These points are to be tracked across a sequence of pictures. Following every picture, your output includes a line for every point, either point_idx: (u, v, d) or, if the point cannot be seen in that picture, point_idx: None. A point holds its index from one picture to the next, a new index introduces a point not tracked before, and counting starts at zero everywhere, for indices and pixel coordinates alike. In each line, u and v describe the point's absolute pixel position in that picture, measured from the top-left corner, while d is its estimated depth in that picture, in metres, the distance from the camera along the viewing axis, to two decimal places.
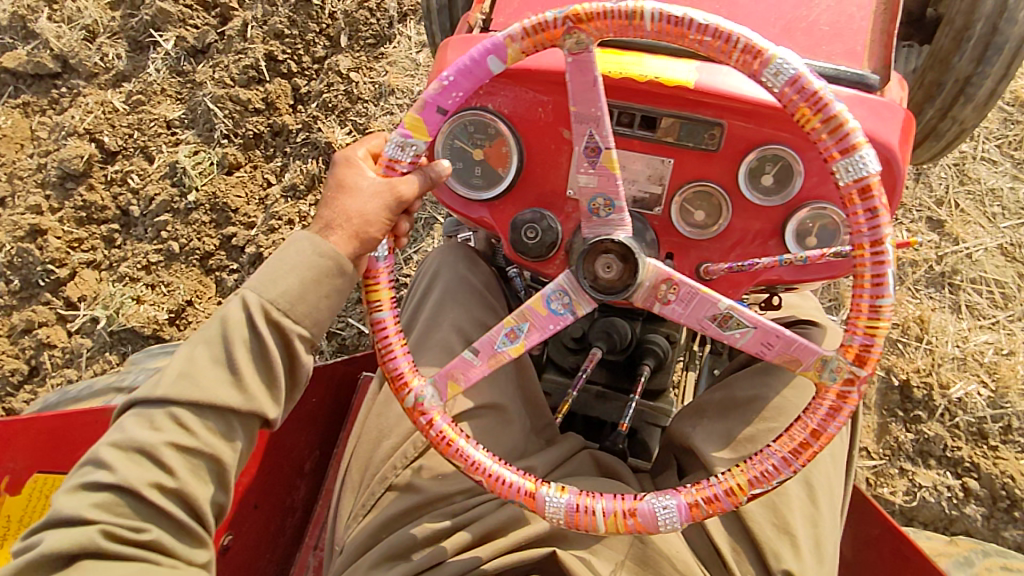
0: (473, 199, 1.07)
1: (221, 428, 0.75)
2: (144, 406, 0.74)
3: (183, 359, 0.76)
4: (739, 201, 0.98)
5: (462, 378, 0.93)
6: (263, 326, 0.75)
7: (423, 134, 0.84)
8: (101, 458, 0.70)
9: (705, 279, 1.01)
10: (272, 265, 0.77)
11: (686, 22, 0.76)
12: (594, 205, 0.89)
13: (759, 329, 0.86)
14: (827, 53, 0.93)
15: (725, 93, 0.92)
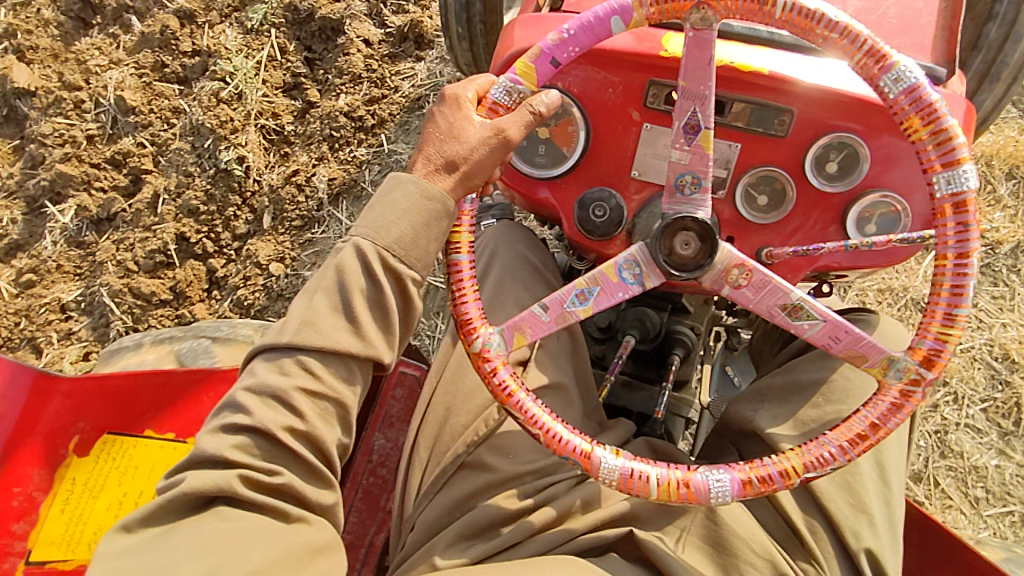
0: (537, 177, 1.08)
1: (343, 372, 0.86)
2: (271, 352, 0.86)
3: (304, 308, 0.86)
4: (802, 186, 1.00)
5: (530, 331, 0.93)
6: (379, 271, 0.84)
7: (531, 82, 0.89)
8: (241, 402, 0.83)
9: (766, 262, 1.03)
10: (381, 210, 0.85)
11: (807, 7, 0.80)
12: (679, 182, 0.90)
13: (829, 323, 0.88)
14: (896, 46, 0.97)
15: (800, 80, 0.95)
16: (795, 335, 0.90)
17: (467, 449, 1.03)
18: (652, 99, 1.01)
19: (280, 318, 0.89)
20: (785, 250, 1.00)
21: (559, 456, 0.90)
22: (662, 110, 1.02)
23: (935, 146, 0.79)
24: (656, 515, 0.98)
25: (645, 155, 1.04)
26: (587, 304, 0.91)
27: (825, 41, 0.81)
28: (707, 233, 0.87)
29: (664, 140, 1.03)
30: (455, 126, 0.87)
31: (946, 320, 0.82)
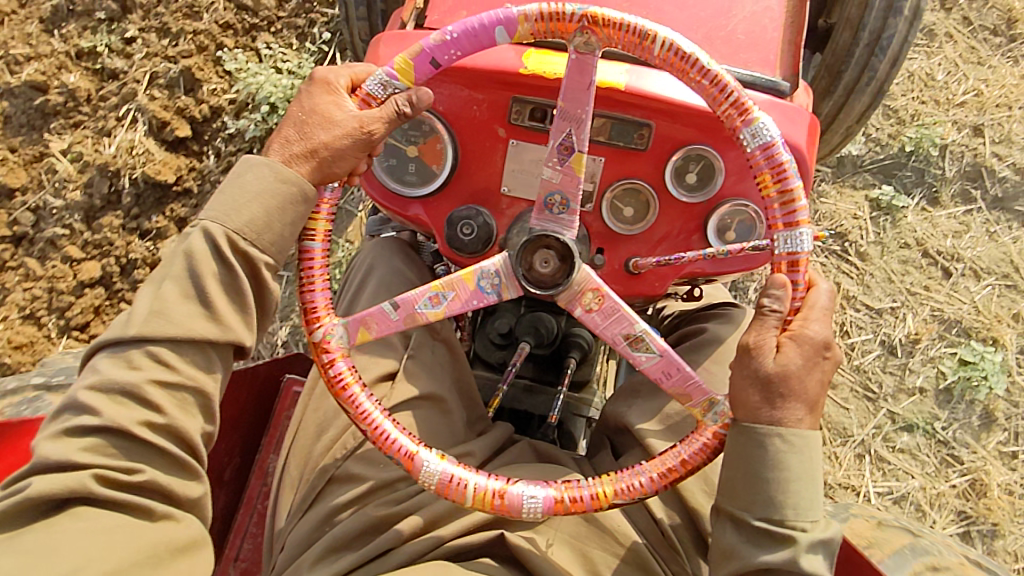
0: (407, 196, 1.06)
1: (201, 361, 0.84)
2: (116, 347, 0.83)
3: (152, 299, 0.83)
4: (664, 199, 1.03)
5: (376, 326, 0.94)
6: (230, 255, 0.84)
7: (408, 80, 0.89)
8: (85, 402, 0.79)
9: (634, 273, 1.06)
10: (232, 193, 0.85)
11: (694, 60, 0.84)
12: (549, 201, 0.91)
13: (664, 357, 0.91)
14: (744, 61, 1.00)
15: (654, 95, 0.97)
16: (632, 365, 0.92)
17: (339, 468, 1.00)
18: (517, 115, 1.02)
19: (126, 310, 0.86)
20: (648, 260, 1.03)
21: (384, 455, 0.91)
22: (527, 127, 1.02)
23: (779, 196, 0.84)
24: (527, 523, 0.99)
25: (513, 170, 1.04)
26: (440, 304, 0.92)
27: (696, 85, 0.85)
28: (569, 257, 0.89)
29: (529, 155, 1.03)
30: (324, 115, 0.89)
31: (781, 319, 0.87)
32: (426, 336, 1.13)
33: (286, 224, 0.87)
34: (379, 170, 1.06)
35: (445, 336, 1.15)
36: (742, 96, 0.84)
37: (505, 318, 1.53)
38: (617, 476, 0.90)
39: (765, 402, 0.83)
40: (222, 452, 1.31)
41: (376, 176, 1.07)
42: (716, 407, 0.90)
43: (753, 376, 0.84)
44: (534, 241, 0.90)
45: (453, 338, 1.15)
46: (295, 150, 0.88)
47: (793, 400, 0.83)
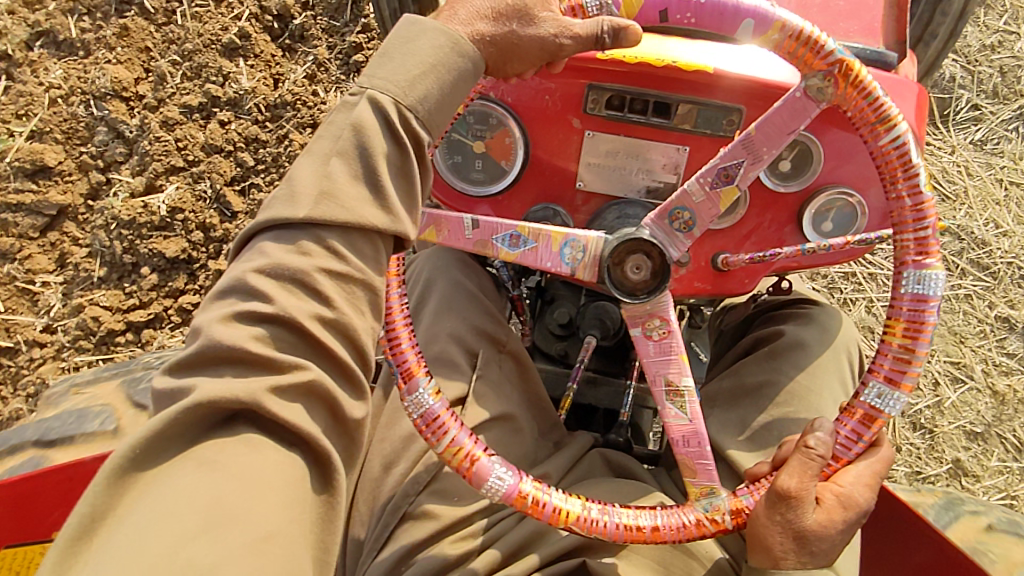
0: (475, 195, 0.99)
1: (369, 253, 0.71)
2: (282, 230, 0.70)
3: (315, 174, 0.70)
4: (756, 189, 0.95)
5: (445, 233, 0.88)
6: (402, 132, 0.72)
7: (630, 12, 0.81)
8: (253, 285, 0.66)
9: (722, 269, 0.98)
10: (401, 59, 0.73)
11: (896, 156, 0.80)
12: (674, 215, 0.84)
13: (692, 424, 0.86)
14: (844, 33, 0.92)
15: (748, 77, 0.89)
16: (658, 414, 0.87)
17: (413, 495, 0.94)
18: (592, 105, 0.93)
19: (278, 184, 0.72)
20: (741, 257, 0.95)
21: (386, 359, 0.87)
22: (605, 116, 0.94)
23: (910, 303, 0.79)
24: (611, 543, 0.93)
25: (589, 163, 0.97)
26: (520, 234, 0.86)
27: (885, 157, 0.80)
28: (663, 273, 0.83)
29: (605, 146, 0.96)
30: (527, 8, 0.77)
31: (856, 429, 0.81)
32: (493, 353, 1.08)
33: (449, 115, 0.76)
34: (443, 169, 0.99)
35: (513, 348, 1.09)
36: (930, 235, 0.80)
37: (563, 309, 1.47)
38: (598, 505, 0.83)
39: (795, 554, 0.79)
40: None
41: (441, 178, 1.00)
42: (722, 497, 0.85)
43: (788, 527, 0.78)
44: (620, 244, 0.82)
45: (521, 350, 1.10)
46: (483, 28, 0.76)
47: (820, 542, 0.80)
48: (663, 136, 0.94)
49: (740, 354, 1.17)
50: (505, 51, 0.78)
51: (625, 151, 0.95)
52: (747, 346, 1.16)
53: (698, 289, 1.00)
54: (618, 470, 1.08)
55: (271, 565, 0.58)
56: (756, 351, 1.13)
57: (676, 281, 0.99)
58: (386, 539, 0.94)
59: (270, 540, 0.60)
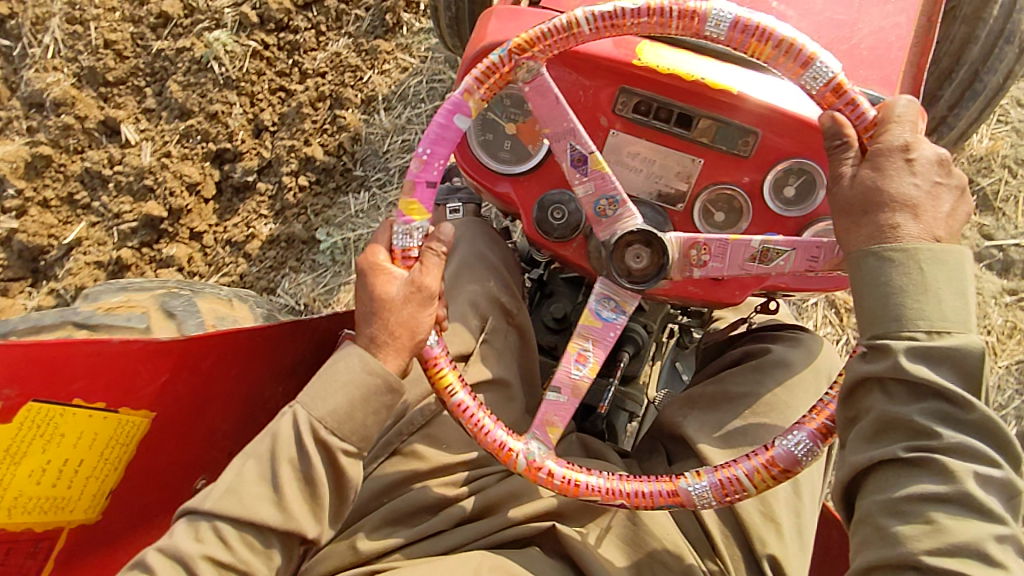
0: (500, 172, 1.07)
1: (261, 545, 0.83)
2: (193, 516, 0.84)
3: (232, 475, 0.85)
4: (759, 207, 1.01)
5: (559, 421, 0.95)
6: (310, 442, 0.84)
7: (420, 215, 0.93)
8: (150, 563, 0.80)
9: (716, 278, 1.05)
10: (323, 383, 0.86)
11: (708, 18, 0.85)
12: (599, 207, 0.93)
13: (797, 247, 0.93)
14: (864, 78, 0.99)
15: (768, 104, 0.96)
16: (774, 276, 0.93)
17: (404, 433, 1.03)
18: (621, 106, 1.01)
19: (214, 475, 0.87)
20: None
21: (649, 508, 0.90)
22: (630, 119, 1.01)
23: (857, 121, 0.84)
24: (581, 512, 1.01)
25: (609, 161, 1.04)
26: (586, 359, 0.95)
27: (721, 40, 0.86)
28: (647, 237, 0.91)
29: (629, 148, 1.03)
30: (377, 293, 0.89)
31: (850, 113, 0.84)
32: (502, 322, 1.16)
33: (368, 416, 0.87)
34: (475, 144, 1.07)
35: (519, 322, 1.18)
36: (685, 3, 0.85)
37: (561, 303, 1.55)
38: (687, 479, 0.90)
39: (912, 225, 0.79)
40: (276, 400, 1.16)
41: (471, 149, 1.08)
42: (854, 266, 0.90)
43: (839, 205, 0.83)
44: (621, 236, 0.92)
45: (526, 325, 1.19)
46: (375, 333, 0.88)
47: (896, 208, 0.79)
48: (682, 145, 1.01)
49: (727, 364, 1.24)
50: (384, 325, 0.88)
51: (646, 156, 1.03)
52: (734, 358, 1.23)
53: (691, 292, 1.07)
54: (591, 453, 1.14)
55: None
56: (744, 362, 1.20)
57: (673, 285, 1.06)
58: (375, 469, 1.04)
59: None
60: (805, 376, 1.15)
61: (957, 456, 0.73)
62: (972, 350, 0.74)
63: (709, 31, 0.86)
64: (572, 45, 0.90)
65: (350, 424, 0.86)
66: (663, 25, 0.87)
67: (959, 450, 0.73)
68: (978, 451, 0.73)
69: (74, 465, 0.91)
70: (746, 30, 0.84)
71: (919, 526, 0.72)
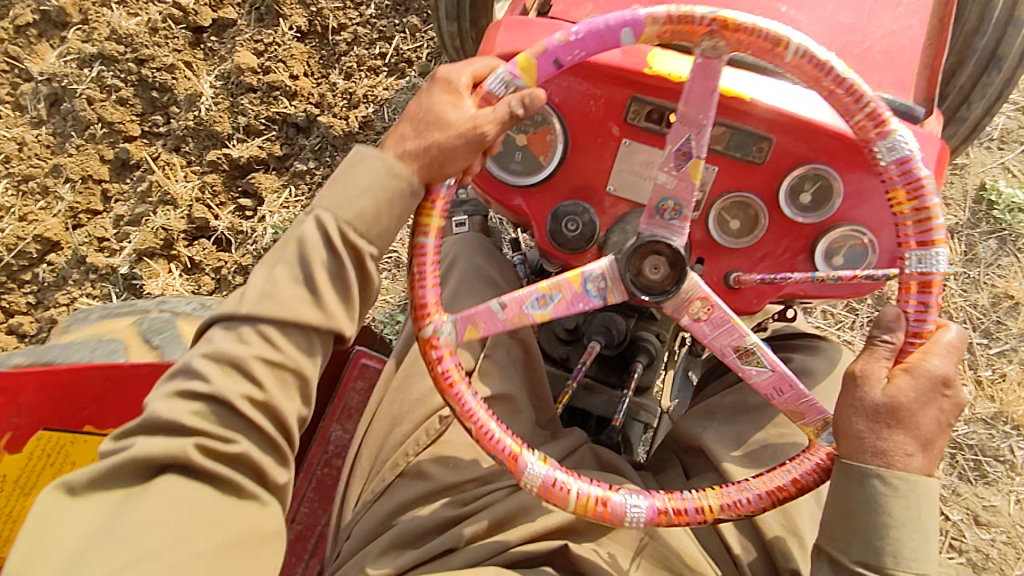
0: (512, 184, 1.06)
1: (304, 343, 0.81)
2: (229, 322, 0.81)
3: (263, 281, 0.81)
4: (774, 215, 1.00)
5: (483, 325, 0.91)
6: (339, 246, 0.81)
7: (529, 77, 0.84)
8: (197, 368, 0.76)
9: (733, 287, 1.04)
10: (346, 185, 0.83)
11: (754, 29, 0.79)
12: (660, 207, 0.88)
13: (776, 374, 0.90)
14: (877, 82, 0.98)
15: (784, 110, 0.94)
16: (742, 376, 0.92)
17: (412, 453, 1.01)
18: (633, 115, 0.99)
19: (239, 289, 0.84)
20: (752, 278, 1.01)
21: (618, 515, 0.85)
22: (642, 128, 1.00)
23: (898, 169, 0.80)
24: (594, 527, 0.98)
25: (621, 170, 1.03)
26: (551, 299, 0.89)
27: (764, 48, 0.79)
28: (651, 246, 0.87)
29: (640, 157, 1.02)
30: (438, 115, 0.85)
31: (901, 167, 0.79)
32: (504, 334, 1.14)
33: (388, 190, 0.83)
34: (485, 155, 1.06)
35: (523, 336, 1.14)
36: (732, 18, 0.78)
37: (571, 315, 1.53)
38: (681, 496, 0.87)
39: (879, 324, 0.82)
40: None
41: (481, 160, 1.07)
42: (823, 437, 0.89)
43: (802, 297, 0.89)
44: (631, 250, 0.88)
45: (530, 339, 1.14)
46: (408, 146, 0.85)
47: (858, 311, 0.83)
48: (695, 153, 1.00)
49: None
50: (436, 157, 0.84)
51: (655, 163, 1.01)
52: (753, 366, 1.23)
53: None
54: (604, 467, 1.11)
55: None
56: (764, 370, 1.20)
57: None
58: (384, 490, 1.01)
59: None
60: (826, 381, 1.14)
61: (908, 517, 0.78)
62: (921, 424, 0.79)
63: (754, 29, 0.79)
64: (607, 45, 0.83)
65: (364, 207, 0.82)
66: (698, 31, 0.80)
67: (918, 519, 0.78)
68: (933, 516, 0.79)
69: None
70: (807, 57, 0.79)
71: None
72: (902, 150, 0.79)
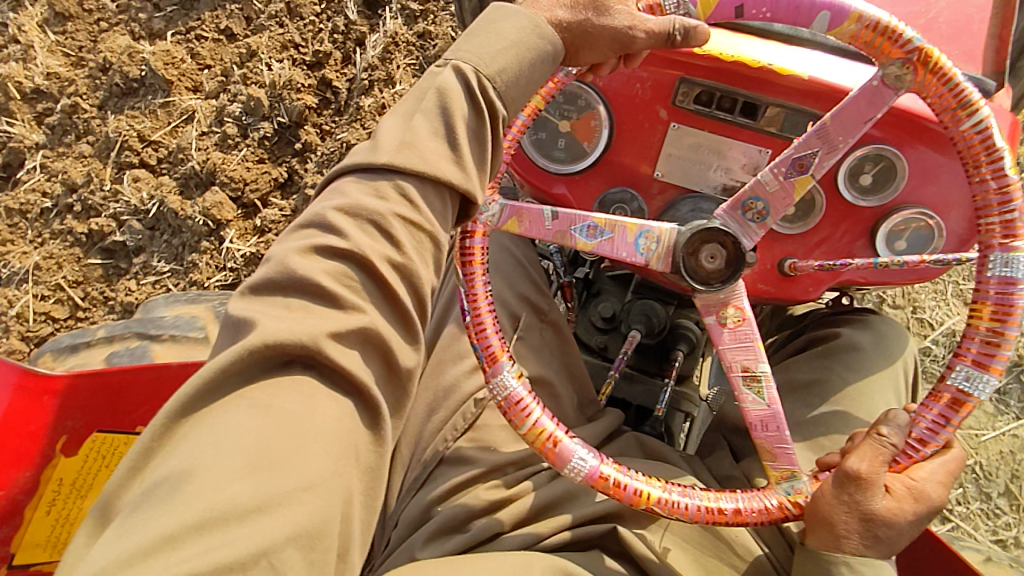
0: (556, 173, 1.03)
1: (439, 206, 0.72)
2: (365, 174, 0.72)
3: (401, 129, 0.73)
4: (833, 199, 0.96)
5: (526, 224, 0.89)
6: (482, 99, 0.74)
7: (705, 10, 0.85)
8: (332, 222, 0.68)
9: (788, 274, 1.00)
10: (488, 36, 0.77)
11: (905, 41, 0.78)
12: (747, 205, 0.86)
13: (770, 409, 0.86)
14: (943, 54, 0.93)
15: (841, 87, 0.89)
16: (735, 398, 0.88)
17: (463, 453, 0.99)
18: (682, 97, 0.95)
19: (366, 139, 0.76)
20: (809, 264, 0.97)
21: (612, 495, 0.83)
22: (692, 110, 0.96)
23: (979, 131, 0.78)
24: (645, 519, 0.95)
25: (670, 155, 1.00)
26: (599, 226, 0.87)
27: (848, 33, 0.81)
28: (708, 231, 0.84)
29: (688, 140, 0.98)
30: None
31: (985, 139, 0.78)
32: (535, 320, 1.14)
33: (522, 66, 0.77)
34: (527, 144, 1.03)
35: (553, 319, 1.15)
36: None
37: (608, 302, 1.50)
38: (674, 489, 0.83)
39: (857, 536, 0.77)
40: None
41: (523, 150, 1.04)
42: (805, 483, 0.83)
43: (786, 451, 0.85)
44: (686, 237, 0.85)
45: (561, 321, 1.15)
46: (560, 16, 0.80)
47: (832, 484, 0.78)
48: (746, 135, 0.96)
49: (794, 352, 1.19)
50: (580, 39, 0.82)
51: (707, 146, 0.98)
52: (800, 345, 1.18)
53: (761, 291, 1.03)
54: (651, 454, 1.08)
55: (314, 513, 0.58)
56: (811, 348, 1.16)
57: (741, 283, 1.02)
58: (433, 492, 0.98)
59: (305, 539, 0.57)
60: (875, 362, 1.09)
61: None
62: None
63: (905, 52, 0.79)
64: (727, 9, 0.84)
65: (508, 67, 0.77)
66: (804, 6, 0.81)
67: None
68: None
69: None
70: (881, 29, 0.78)
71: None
72: (987, 127, 0.77)
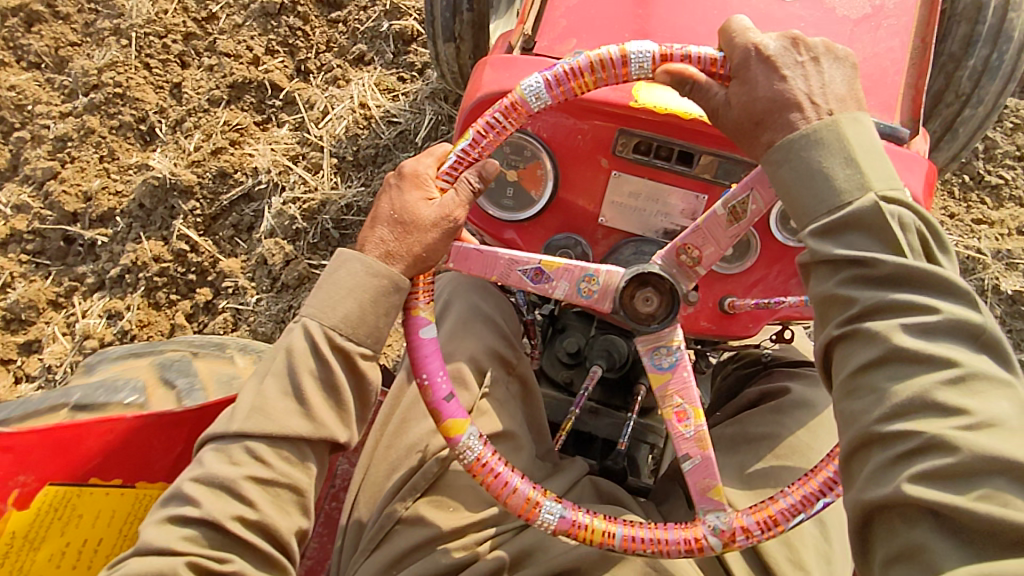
0: (506, 220, 1.07)
1: (295, 457, 0.83)
2: (221, 442, 0.84)
3: (254, 395, 0.85)
4: (766, 241, 1.00)
5: (715, 478, 0.90)
6: (327, 352, 0.84)
7: (455, 427, 0.89)
8: (188, 494, 0.80)
9: (729, 312, 1.04)
10: (326, 290, 0.86)
11: (631, 62, 0.85)
12: (583, 286, 0.92)
13: (747, 184, 0.89)
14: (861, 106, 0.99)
15: None
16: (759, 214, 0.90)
17: (409, 498, 1.01)
18: (621, 148, 1.00)
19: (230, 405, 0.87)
20: (746, 303, 1.01)
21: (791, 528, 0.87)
22: (631, 159, 1.01)
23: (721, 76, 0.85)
24: (600, 564, 0.95)
25: (613, 201, 1.04)
26: (693, 413, 0.90)
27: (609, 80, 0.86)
28: (640, 278, 0.89)
29: (628, 188, 1.03)
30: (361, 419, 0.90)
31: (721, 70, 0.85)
32: (503, 373, 1.15)
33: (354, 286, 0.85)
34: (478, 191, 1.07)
35: (521, 372, 1.17)
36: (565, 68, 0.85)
37: (573, 337, 1.51)
38: (778, 503, 0.87)
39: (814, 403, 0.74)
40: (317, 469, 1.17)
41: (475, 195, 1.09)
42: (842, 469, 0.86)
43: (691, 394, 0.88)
44: (619, 292, 0.91)
45: (528, 375, 1.18)
46: (392, 247, 0.87)
47: None
48: (682, 182, 1.00)
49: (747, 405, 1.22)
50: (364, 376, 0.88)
51: (646, 195, 1.03)
52: (753, 398, 1.22)
53: (703, 327, 1.07)
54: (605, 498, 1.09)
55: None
56: (763, 402, 1.20)
57: (685, 319, 1.06)
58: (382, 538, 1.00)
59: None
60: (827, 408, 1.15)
61: (885, 315, 0.68)
62: (853, 124, 0.74)
63: (636, 74, 0.86)
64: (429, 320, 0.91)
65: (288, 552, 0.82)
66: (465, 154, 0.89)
67: (925, 282, 0.68)
68: (951, 284, 0.67)
69: (95, 544, 0.91)
70: (615, 66, 0.85)
71: (869, 399, 0.66)
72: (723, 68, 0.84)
